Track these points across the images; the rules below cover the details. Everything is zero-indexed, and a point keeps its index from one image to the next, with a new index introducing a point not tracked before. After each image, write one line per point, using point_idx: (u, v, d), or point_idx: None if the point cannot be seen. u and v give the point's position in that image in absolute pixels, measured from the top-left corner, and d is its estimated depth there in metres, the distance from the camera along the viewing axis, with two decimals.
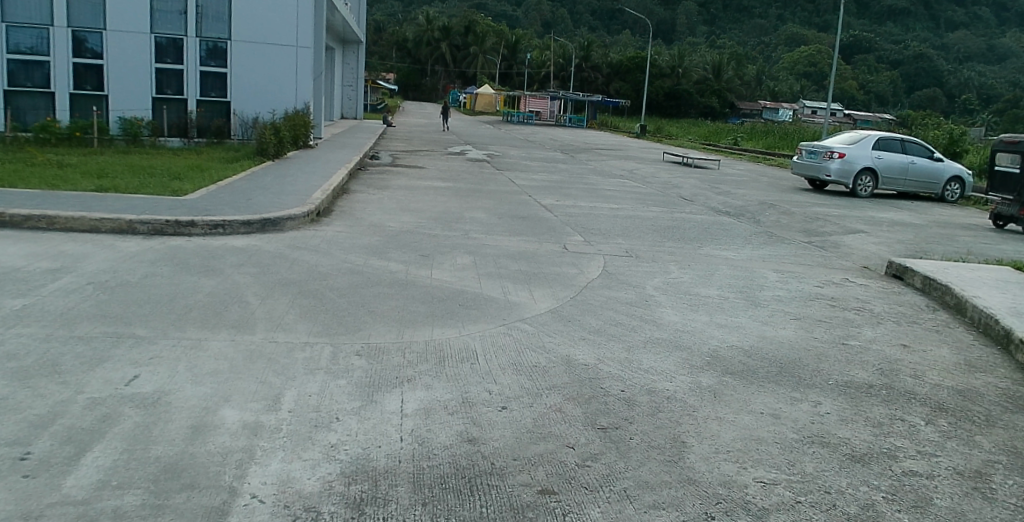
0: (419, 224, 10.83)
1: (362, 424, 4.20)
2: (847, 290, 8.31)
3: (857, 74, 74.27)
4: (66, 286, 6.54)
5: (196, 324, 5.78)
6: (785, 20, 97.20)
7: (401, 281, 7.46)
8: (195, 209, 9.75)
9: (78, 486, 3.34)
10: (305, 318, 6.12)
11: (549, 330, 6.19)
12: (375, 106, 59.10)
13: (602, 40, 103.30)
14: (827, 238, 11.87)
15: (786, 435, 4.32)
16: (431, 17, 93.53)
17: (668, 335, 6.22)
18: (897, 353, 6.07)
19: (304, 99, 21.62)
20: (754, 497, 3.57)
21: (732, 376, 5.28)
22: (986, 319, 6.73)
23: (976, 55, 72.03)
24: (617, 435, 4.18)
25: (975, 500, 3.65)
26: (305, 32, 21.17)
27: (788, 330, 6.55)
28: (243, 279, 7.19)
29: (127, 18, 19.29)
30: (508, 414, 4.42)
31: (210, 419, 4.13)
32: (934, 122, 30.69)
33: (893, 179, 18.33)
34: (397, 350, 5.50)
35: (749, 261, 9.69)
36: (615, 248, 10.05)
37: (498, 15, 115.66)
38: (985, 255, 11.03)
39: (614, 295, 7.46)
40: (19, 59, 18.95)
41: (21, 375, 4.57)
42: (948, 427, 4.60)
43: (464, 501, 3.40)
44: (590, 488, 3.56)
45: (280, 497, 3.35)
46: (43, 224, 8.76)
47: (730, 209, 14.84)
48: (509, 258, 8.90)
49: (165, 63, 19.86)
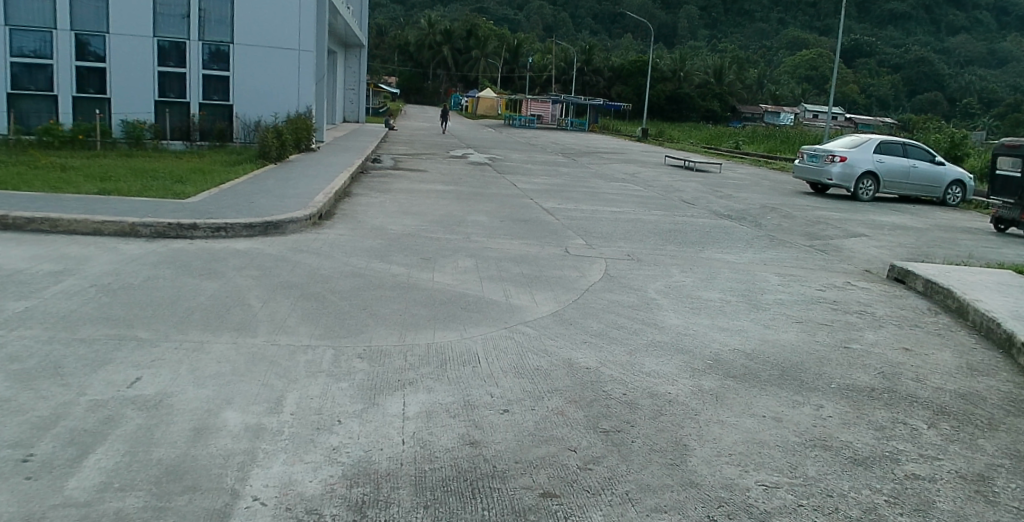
0: (420, 227, 10.83)
1: (364, 426, 4.20)
2: (849, 294, 8.31)
3: (859, 78, 74.36)
4: (70, 288, 6.56)
5: (199, 327, 5.79)
6: (785, 25, 97.28)
7: (403, 284, 7.47)
8: (197, 212, 9.76)
9: (80, 488, 3.34)
10: (308, 321, 6.13)
11: (551, 332, 6.20)
12: (377, 110, 59.28)
13: (603, 43, 103.45)
14: (829, 241, 11.88)
15: (789, 438, 4.31)
16: (432, 21, 93.71)
17: (670, 338, 6.21)
18: (899, 356, 6.07)
19: (306, 103, 21.65)
20: (756, 500, 3.57)
21: (733, 379, 5.28)
22: (988, 322, 6.73)
23: (978, 59, 72.06)
24: (619, 438, 4.18)
25: (976, 503, 3.65)
26: (308, 36, 21.30)
27: (790, 334, 6.54)
28: (246, 282, 7.19)
29: (130, 21, 19.35)
30: (510, 417, 4.42)
31: (212, 421, 4.13)
32: (936, 125, 30.80)
33: (894, 183, 18.34)
34: (398, 353, 5.51)
35: (750, 264, 9.70)
36: (617, 251, 10.07)
37: (500, 19, 115.74)
38: (986, 258, 11.02)
39: (615, 299, 7.45)
40: (23, 62, 19.01)
41: (24, 377, 4.58)
42: (950, 430, 4.59)
43: (465, 504, 3.40)
44: (592, 491, 3.56)
45: (281, 500, 3.34)
46: (45, 226, 8.77)
47: (731, 212, 14.85)
48: (511, 261, 8.90)
49: (168, 66, 19.90)
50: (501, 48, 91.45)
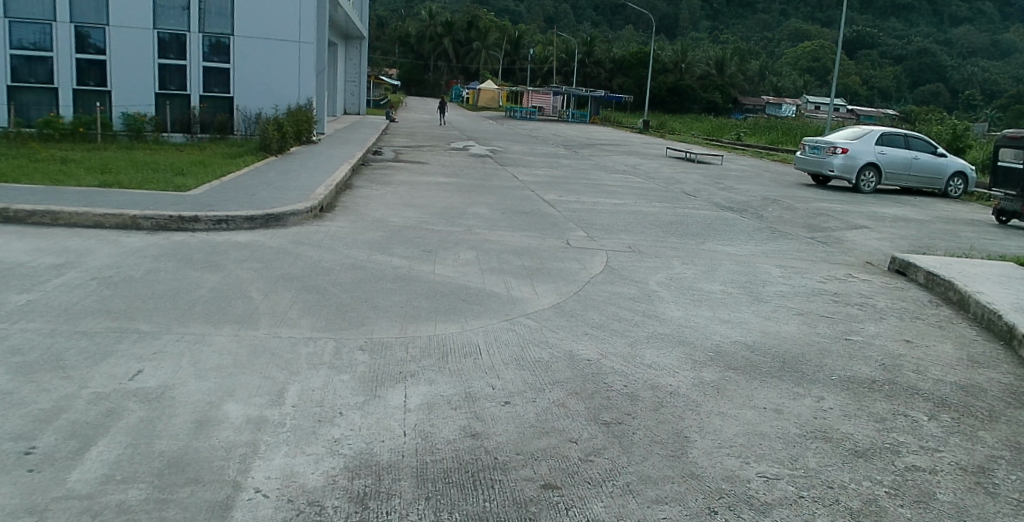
0: (422, 220, 10.81)
1: (365, 418, 4.21)
2: (850, 286, 8.30)
3: (861, 69, 74.13)
4: (71, 281, 6.57)
5: (200, 319, 5.80)
6: (788, 16, 96.85)
7: (405, 276, 7.48)
8: (199, 205, 9.76)
9: (83, 480, 3.35)
10: (309, 313, 6.14)
11: (552, 324, 6.21)
12: (379, 102, 59.26)
13: (605, 34, 103.20)
14: (830, 233, 11.86)
15: (789, 430, 4.32)
16: (433, 13, 93.35)
17: (671, 330, 6.21)
18: (900, 348, 6.07)
19: (307, 95, 21.64)
20: (757, 492, 3.58)
21: (734, 371, 5.28)
22: (990, 314, 6.72)
23: (981, 50, 71.88)
24: (620, 430, 4.19)
25: (977, 495, 3.66)
26: (309, 28, 21.26)
27: (791, 326, 6.55)
28: (247, 274, 7.19)
29: (130, 13, 19.30)
30: (511, 409, 4.43)
31: (214, 414, 4.14)
32: (939, 117, 30.76)
33: (896, 175, 18.30)
34: (399, 344, 5.53)
35: (751, 257, 9.69)
36: (618, 243, 10.06)
37: (501, 11, 115.03)
38: (988, 250, 11.00)
39: (617, 291, 7.44)
40: (23, 55, 18.96)
41: (27, 370, 4.59)
42: (951, 422, 4.59)
43: (467, 495, 3.41)
44: (593, 483, 3.57)
45: (284, 492, 3.36)
46: (47, 219, 8.77)
47: (732, 204, 14.82)
48: (512, 254, 8.90)
49: (168, 58, 19.87)
50: (502, 40, 91.17)
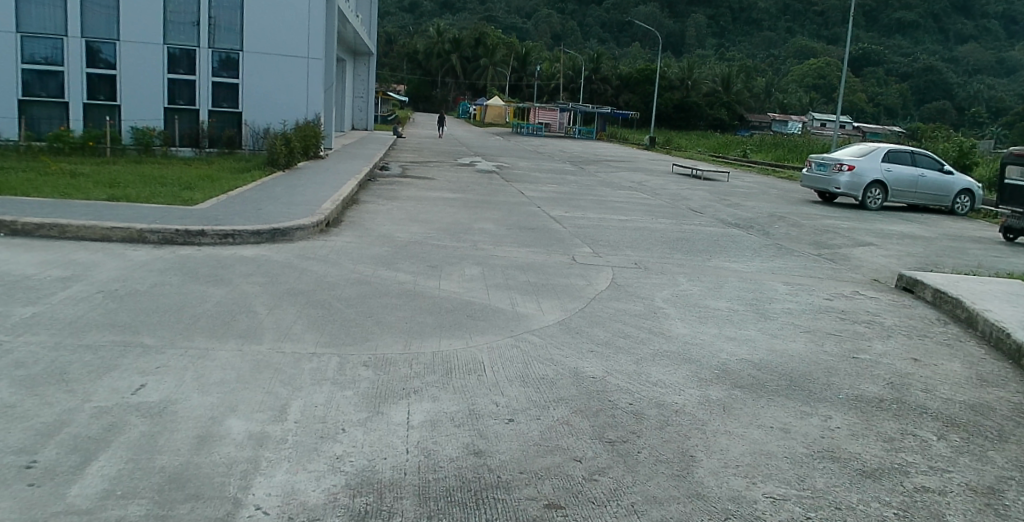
0: (427, 235, 10.82)
1: (367, 435, 4.18)
2: (857, 303, 8.25)
3: (867, 87, 74.32)
4: (76, 295, 6.58)
5: (204, 334, 5.79)
6: (794, 34, 97.16)
7: (409, 292, 7.47)
8: (206, 218, 9.81)
9: (83, 495, 3.33)
10: (313, 328, 6.13)
11: (557, 341, 6.17)
12: (386, 118, 59.54)
13: (612, 51, 103.62)
14: (836, 251, 11.81)
15: (796, 449, 4.27)
16: (441, 30, 93.88)
17: (676, 348, 6.16)
18: (907, 367, 6.00)
19: (315, 110, 21.84)
20: (763, 512, 3.53)
21: (742, 389, 5.23)
22: (998, 333, 6.66)
23: (986, 68, 72.03)
24: (625, 449, 4.15)
25: (987, 516, 3.60)
26: (317, 44, 21.40)
27: (798, 344, 6.48)
28: (252, 289, 7.20)
29: (141, 28, 19.49)
30: (515, 427, 4.39)
31: (215, 429, 4.12)
32: (944, 134, 30.78)
33: (904, 192, 18.21)
34: (403, 361, 5.48)
35: (758, 274, 9.63)
36: (624, 260, 10.03)
37: (507, 28, 114.85)
38: (995, 268, 10.94)
39: (622, 307, 7.43)
40: (35, 69, 19.14)
41: (30, 383, 4.58)
42: (960, 442, 4.53)
43: (469, 514, 3.37)
44: (597, 503, 3.52)
45: (285, 509, 3.32)
46: (54, 232, 8.80)
47: (738, 221, 14.80)
48: (518, 269, 8.89)
49: (177, 73, 20.04)
50: (510, 56, 91.69)
